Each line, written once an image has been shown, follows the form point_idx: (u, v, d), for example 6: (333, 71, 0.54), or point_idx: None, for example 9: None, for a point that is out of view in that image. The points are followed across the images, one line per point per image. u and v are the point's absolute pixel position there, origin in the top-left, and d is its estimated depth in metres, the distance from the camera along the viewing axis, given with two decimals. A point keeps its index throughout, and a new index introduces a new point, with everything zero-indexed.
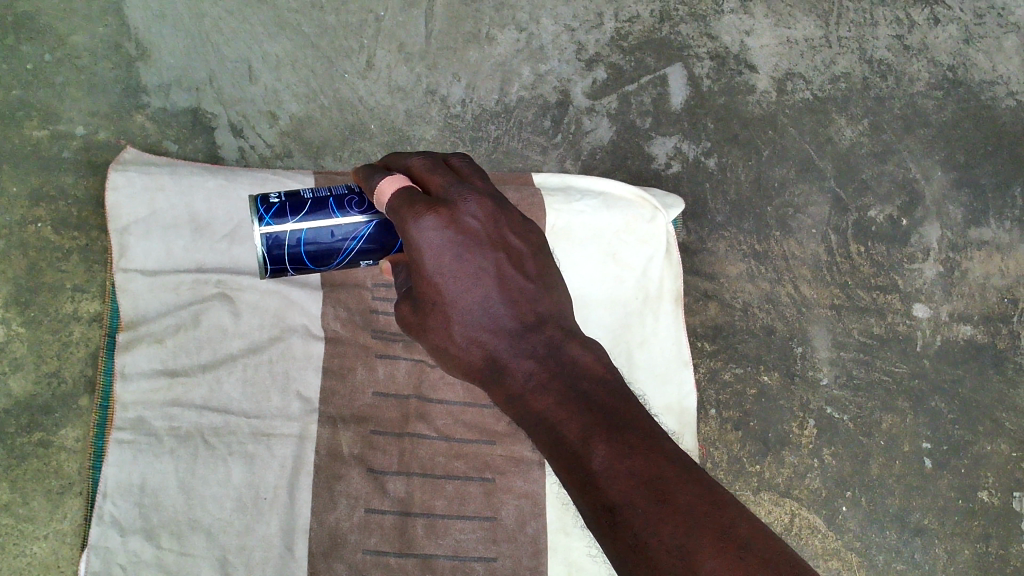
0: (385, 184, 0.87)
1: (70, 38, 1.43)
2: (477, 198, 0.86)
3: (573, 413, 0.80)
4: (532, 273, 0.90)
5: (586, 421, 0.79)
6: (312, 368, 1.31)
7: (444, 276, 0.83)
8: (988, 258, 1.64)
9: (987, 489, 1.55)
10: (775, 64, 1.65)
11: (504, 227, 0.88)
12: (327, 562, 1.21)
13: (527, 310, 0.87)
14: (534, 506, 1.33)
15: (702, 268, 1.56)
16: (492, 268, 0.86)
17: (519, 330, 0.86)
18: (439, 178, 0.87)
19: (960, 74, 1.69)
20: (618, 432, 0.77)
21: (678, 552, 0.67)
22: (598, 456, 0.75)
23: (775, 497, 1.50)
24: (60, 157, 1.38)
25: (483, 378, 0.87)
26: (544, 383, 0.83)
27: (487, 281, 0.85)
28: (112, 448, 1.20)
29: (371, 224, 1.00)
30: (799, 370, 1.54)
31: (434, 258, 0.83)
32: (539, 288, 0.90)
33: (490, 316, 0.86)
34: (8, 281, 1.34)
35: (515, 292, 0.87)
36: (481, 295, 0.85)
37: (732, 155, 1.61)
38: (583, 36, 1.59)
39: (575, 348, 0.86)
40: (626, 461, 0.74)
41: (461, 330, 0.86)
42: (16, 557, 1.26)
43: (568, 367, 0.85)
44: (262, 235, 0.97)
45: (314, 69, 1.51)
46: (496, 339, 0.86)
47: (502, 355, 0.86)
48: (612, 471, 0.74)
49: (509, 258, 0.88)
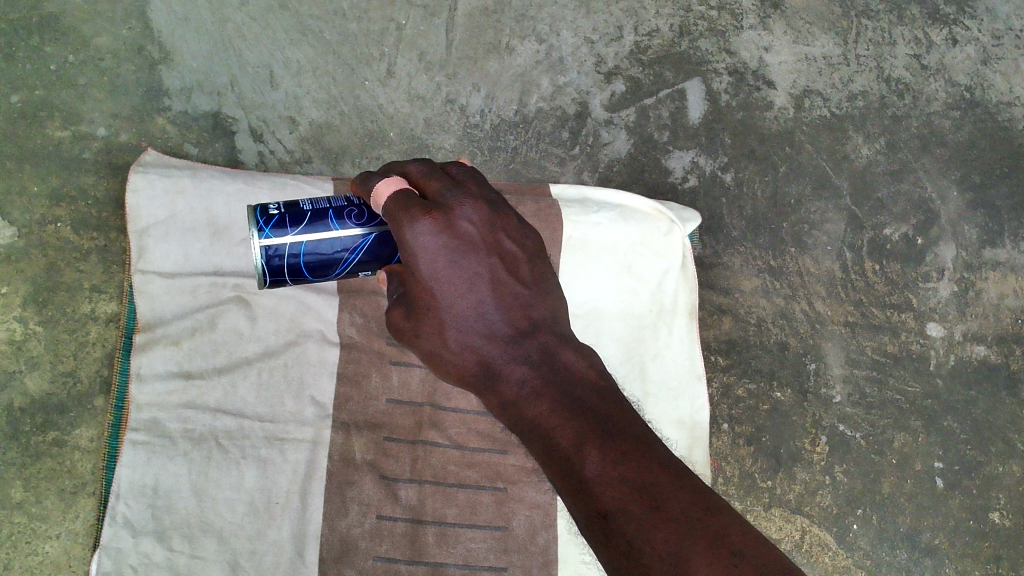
0: (381, 187, 0.86)
1: (94, 40, 1.43)
2: (473, 203, 0.85)
3: (566, 419, 0.80)
4: (527, 279, 0.89)
5: (578, 428, 0.79)
6: (327, 373, 1.31)
7: (438, 281, 0.83)
8: (1002, 278, 1.64)
9: (998, 510, 1.55)
10: (793, 81, 1.66)
11: (499, 232, 0.87)
12: (338, 568, 1.21)
13: (521, 315, 0.87)
14: (545, 517, 1.32)
15: (717, 283, 1.56)
16: (487, 273, 0.85)
17: (513, 336, 0.86)
18: (436, 183, 0.86)
19: (977, 95, 1.70)
20: (610, 438, 0.77)
21: (672, 559, 0.68)
22: (591, 463, 0.75)
23: (786, 513, 1.49)
24: (81, 157, 1.39)
25: (476, 382, 0.88)
26: (537, 390, 0.83)
27: (481, 287, 0.85)
28: (126, 448, 1.20)
29: (369, 237, 0.98)
30: (811, 386, 1.54)
31: (428, 263, 0.82)
32: (534, 293, 0.90)
33: (484, 321, 0.86)
34: (26, 280, 1.34)
35: (509, 297, 0.87)
36: (476, 300, 0.85)
37: (749, 171, 1.61)
38: (603, 49, 1.60)
39: (568, 354, 0.86)
40: (618, 467, 0.74)
41: (454, 336, 0.86)
42: (28, 556, 1.26)
43: (563, 373, 0.84)
44: (261, 248, 0.95)
45: (335, 76, 1.51)
46: (490, 344, 0.86)
47: (496, 360, 0.86)
48: (605, 478, 0.74)
49: (504, 263, 0.87)
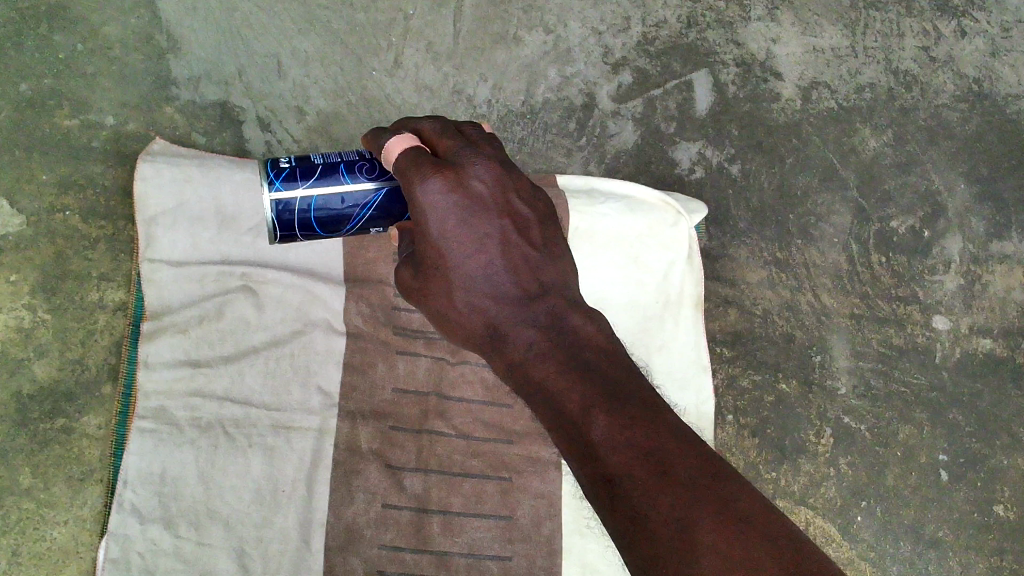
0: (393, 144, 0.87)
1: (103, 29, 1.44)
2: (484, 163, 0.87)
3: (574, 381, 0.80)
4: (537, 242, 0.90)
5: (585, 392, 0.78)
6: (334, 362, 1.32)
7: (447, 239, 0.84)
8: (1009, 271, 1.64)
9: (1003, 503, 1.55)
10: (801, 72, 1.65)
11: (511, 193, 0.88)
12: (343, 556, 1.22)
13: (530, 278, 0.87)
14: (550, 507, 1.33)
15: (723, 274, 1.56)
16: (497, 234, 0.86)
17: (521, 298, 0.86)
18: (448, 141, 0.88)
19: (985, 87, 1.69)
20: (618, 402, 0.77)
21: (677, 525, 0.68)
22: (598, 427, 0.75)
23: (792, 505, 1.49)
24: (89, 146, 1.40)
25: (484, 344, 0.88)
26: (545, 352, 0.83)
27: (491, 247, 0.85)
28: (133, 436, 1.21)
29: (381, 191, 0.98)
30: (817, 379, 1.54)
31: (438, 220, 0.83)
32: (544, 256, 0.90)
33: (492, 282, 0.86)
34: (35, 268, 1.35)
35: (519, 258, 0.88)
36: (486, 259, 0.85)
37: (756, 162, 1.61)
38: (610, 40, 1.60)
39: (577, 319, 0.86)
40: (626, 432, 0.74)
41: (462, 296, 0.86)
42: (35, 542, 1.26)
43: (571, 336, 0.84)
44: (271, 201, 0.95)
45: (342, 65, 1.52)
46: (498, 306, 0.86)
47: (503, 321, 0.86)
48: (612, 442, 0.74)
49: (515, 225, 0.88)
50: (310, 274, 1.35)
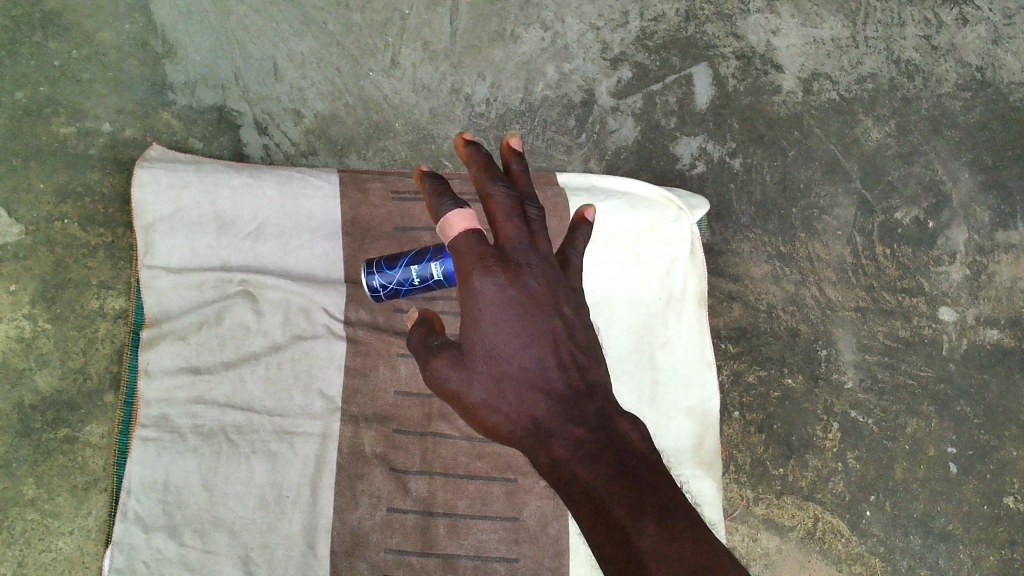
0: (453, 219, 0.82)
1: (98, 36, 1.43)
2: (543, 265, 0.83)
3: (620, 481, 0.71)
4: (586, 348, 0.84)
5: (632, 494, 0.69)
6: (335, 367, 1.31)
7: (498, 329, 0.80)
8: (1016, 261, 1.61)
9: (1013, 494, 1.53)
10: (801, 64, 1.64)
11: (566, 297, 0.84)
12: (350, 560, 1.23)
13: (578, 379, 0.81)
14: (557, 508, 1.30)
15: (726, 269, 1.56)
16: (549, 333, 0.81)
17: (569, 395, 0.79)
18: (516, 229, 0.82)
19: (989, 75, 1.67)
20: (669, 514, 0.68)
21: None
22: (647, 535, 0.66)
23: (799, 500, 1.50)
24: (86, 153, 1.39)
25: (520, 444, 0.79)
26: (595, 453, 0.74)
27: (542, 346, 0.81)
28: (136, 445, 1.23)
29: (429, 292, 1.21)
30: (823, 373, 1.53)
31: (489, 310, 0.80)
32: (592, 362, 0.84)
33: (540, 379, 0.80)
34: (35, 277, 1.34)
35: (569, 360, 0.81)
36: (536, 355, 0.80)
37: (757, 156, 1.60)
38: (608, 35, 1.59)
39: (626, 423, 0.78)
40: (674, 545, 0.65)
41: (507, 390, 0.80)
42: (42, 552, 1.27)
43: (621, 440, 0.75)
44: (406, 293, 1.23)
45: (339, 67, 1.51)
46: (543, 402, 0.79)
47: (547, 417, 0.78)
48: (662, 553, 0.65)
49: (569, 329, 0.83)
50: (310, 279, 1.34)
